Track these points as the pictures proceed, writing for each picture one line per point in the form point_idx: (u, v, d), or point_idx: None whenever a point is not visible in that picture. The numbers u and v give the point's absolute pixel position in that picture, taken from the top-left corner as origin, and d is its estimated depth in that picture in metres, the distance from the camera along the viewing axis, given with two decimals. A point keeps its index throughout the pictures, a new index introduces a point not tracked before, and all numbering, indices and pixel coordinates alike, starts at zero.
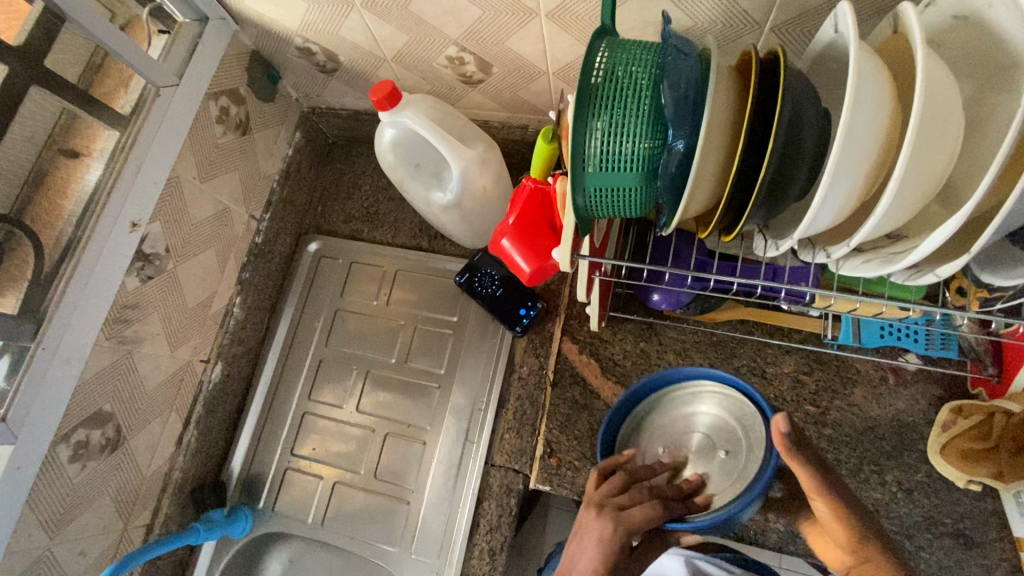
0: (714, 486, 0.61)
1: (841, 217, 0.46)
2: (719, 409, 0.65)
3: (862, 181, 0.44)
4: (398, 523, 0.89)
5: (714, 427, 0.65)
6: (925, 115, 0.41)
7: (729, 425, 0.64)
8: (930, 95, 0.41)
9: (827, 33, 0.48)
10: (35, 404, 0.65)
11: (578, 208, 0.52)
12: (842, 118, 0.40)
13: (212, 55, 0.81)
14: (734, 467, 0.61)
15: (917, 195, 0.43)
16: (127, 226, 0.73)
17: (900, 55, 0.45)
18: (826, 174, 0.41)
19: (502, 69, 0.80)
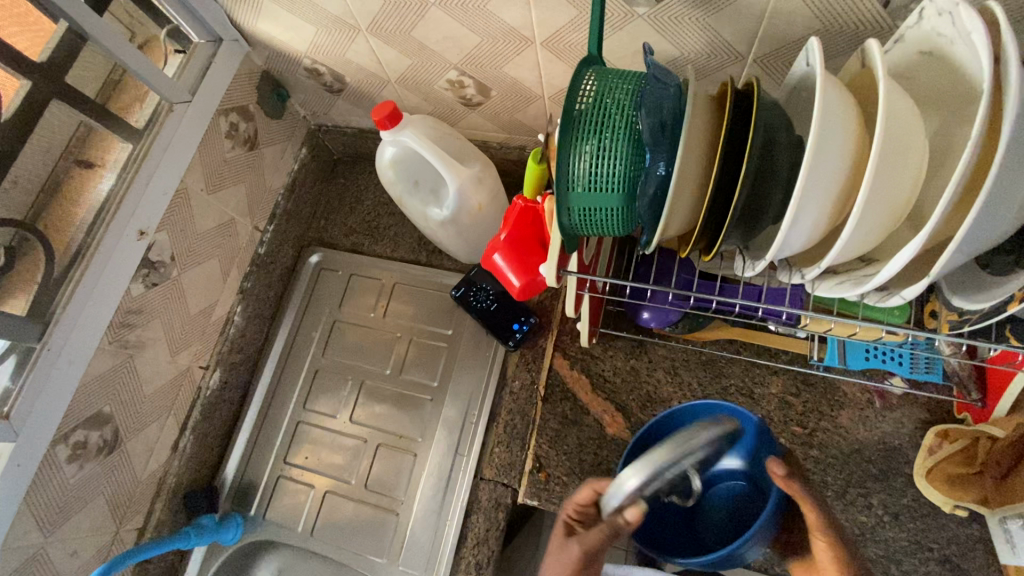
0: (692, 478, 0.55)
1: (812, 240, 0.48)
2: None
3: (830, 207, 0.46)
4: (387, 535, 0.89)
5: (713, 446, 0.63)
6: (888, 145, 0.43)
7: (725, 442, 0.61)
8: (893, 126, 0.43)
9: (800, 66, 0.50)
10: (37, 404, 0.68)
11: (563, 226, 0.54)
12: (808, 146, 0.42)
13: (224, 74, 0.85)
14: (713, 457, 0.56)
15: (883, 221, 0.45)
16: (135, 233, 0.75)
17: (869, 88, 0.48)
18: (794, 199, 0.43)
19: (500, 92, 0.84)
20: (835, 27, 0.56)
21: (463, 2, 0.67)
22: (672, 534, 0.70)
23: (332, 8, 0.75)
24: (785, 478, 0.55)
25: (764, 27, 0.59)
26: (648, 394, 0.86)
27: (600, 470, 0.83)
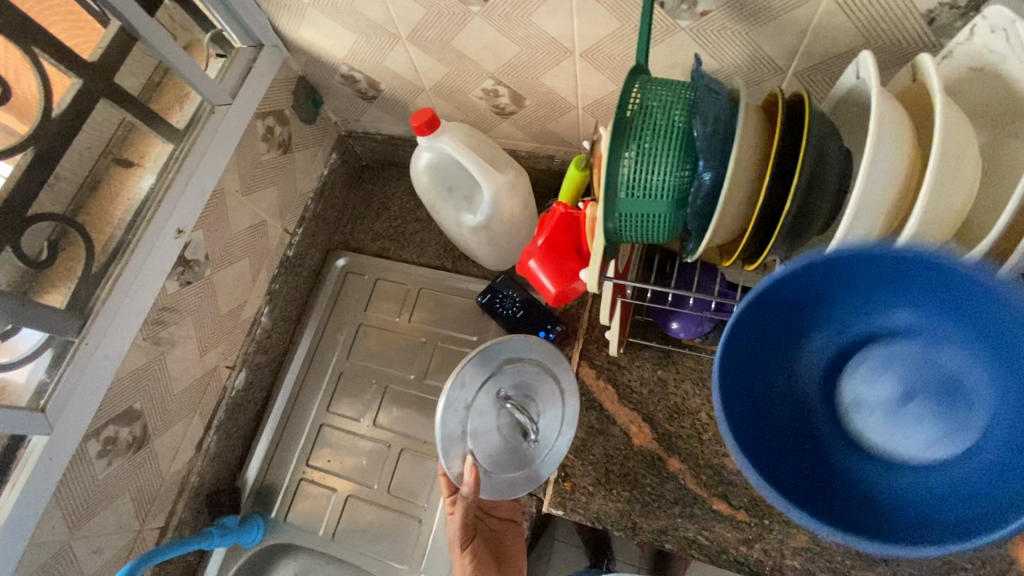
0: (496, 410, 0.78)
1: None
2: (532, 367, 0.80)
3: (884, 217, 0.46)
4: (410, 541, 0.89)
5: (530, 379, 0.80)
6: (945, 157, 0.44)
7: (528, 370, 0.79)
8: (949, 138, 0.44)
9: (848, 79, 0.51)
10: (73, 397, 0.68)
11: (609, 231, 0.55)
12: (866, 155, 0.43)
13: (264, 79, 0.86)
14: (497, 384, 0.77)
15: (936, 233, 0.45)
16: (173, 232, 0.76)
17: (922, 103, 0.48)
18: (850, 208, 0.44)
19: (534, 102, 0.85)
20: (879, 43, 0.57)
21: (507, 13, 0.69)
22: (814, 465, 0.50)
23: (375, 17, 0.76)
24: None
25: (807, 42, 0.60)
26: (675, 406, 0.86)
27: (626, 480, 0.83)
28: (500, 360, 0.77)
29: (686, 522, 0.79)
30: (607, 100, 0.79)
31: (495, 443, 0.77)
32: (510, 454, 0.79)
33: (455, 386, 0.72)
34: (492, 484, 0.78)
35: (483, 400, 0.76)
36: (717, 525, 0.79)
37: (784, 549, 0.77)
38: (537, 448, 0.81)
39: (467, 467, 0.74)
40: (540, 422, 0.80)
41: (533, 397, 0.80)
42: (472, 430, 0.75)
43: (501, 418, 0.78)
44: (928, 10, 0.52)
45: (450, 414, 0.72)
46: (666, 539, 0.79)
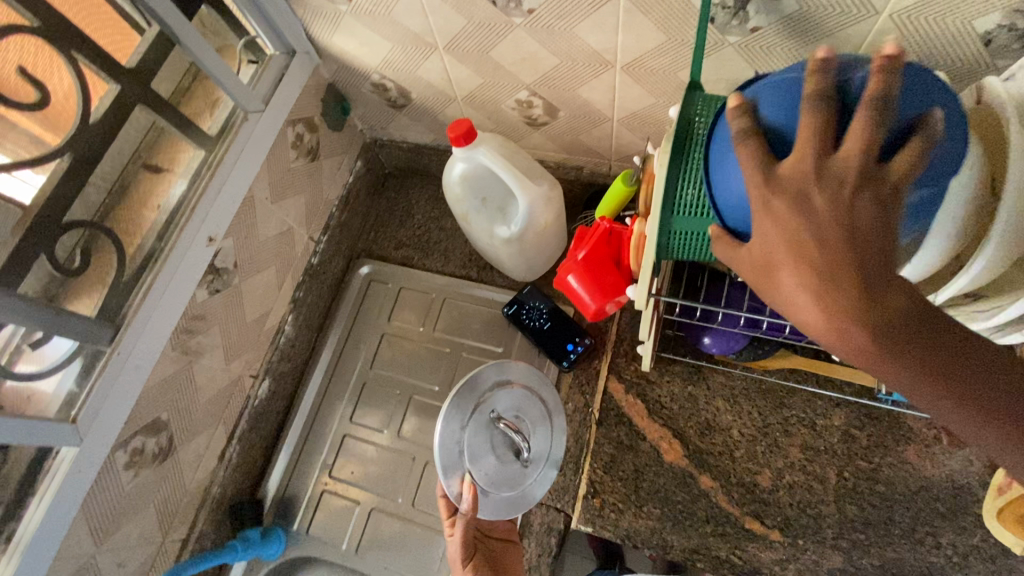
0: (490, 431, 0.76)
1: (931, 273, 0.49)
2: (524, 387, 0.79)
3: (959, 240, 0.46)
4: (435, 556, 0.87)
5: (525, 399, 0.79)
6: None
7: (520, 389, 0.79)
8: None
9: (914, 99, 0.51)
10: (104, 408, 0.67)
11: (663, 249, 0.54)
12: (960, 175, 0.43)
13: (295, 86, 0.86)
14: (489, 404, 0.76)
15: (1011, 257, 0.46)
16: (205, 240, 0.75)
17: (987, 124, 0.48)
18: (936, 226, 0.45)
19: (568, 113, 0.84)
20: (931, 62, 0.57)
21: (551, 25, 0.68)
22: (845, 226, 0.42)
23: (413, 26, 0.76)
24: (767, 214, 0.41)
25: None
26: (706, 422, 0.85)
27: (656, 498, 0.81)
28: (491, 379, 0.77)
29: (718, 541, 0.78)
30: (645, 113, 0.78)
31: (490, 463, 0.76)
32: (505, 477, 0.77)
33: (451, 406, 0.73)
34: (490, 506, 0.75)
35: (476, 421, 0.75)
36: (749, 544, 0.78)
37: (817, 569, 0.76)
38: (532, 470, 0.79)
39: (466, 486, 0.72)
40: (533, 444, 0.79)
41: (526, 418, 0.79)
42: (468, 451, 0.74)
43: (495, 441, 0.76)
44: (986, 31, 0.52)
45: (445, 434, 0.72)
46: (697, 558, 0.78)
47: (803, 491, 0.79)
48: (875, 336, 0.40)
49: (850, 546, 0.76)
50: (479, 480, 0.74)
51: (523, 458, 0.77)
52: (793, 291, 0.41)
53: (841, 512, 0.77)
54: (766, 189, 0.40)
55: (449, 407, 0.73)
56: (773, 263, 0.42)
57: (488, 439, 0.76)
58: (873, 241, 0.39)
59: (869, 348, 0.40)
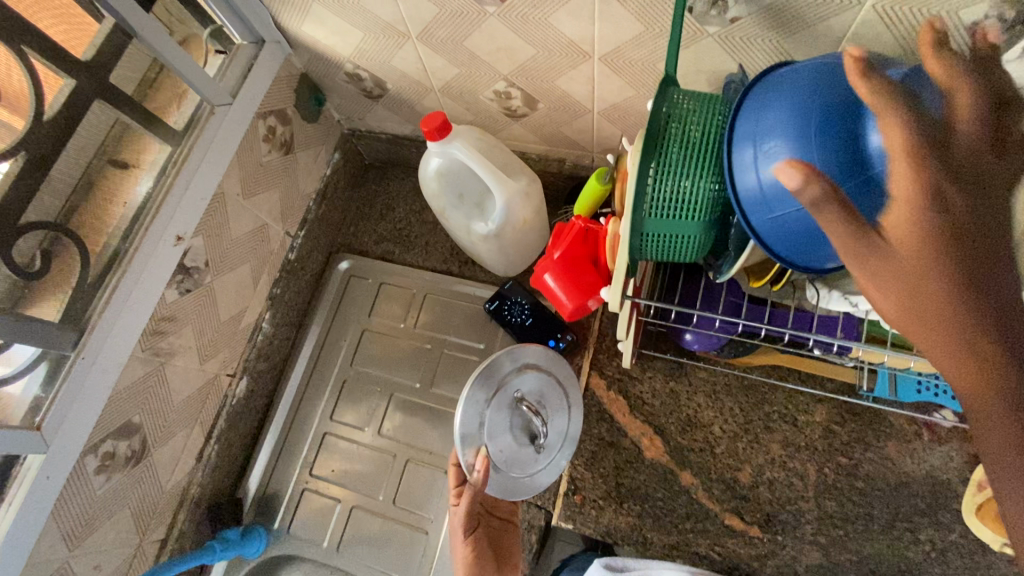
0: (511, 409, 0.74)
1: None
2: (548, 374, 0.78)
3: None
4: (416, 553, 0.87)
5: (547, 386, 0.78)
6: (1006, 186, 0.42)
7: (544, 375, 0.77)
8: None
9: None
10: (69, 414, 0.65)
11: (635, 250, 0.53)
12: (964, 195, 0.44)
13: (265, 77, 0.83)
14: (514, 383, 0.74)
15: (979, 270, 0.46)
16: (172, 239, 0.73)
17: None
18: None
19: (548, 104, 0.82)
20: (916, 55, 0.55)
21: (524, 14, 0.65)
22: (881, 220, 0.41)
23: (384, 15, 0.73)
24: (933, 196, 0.35)
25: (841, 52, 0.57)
26: (688, 418, 0.84)
27: (637, 494, 0.81)
28: (519, 360, 0.75)
29: (698, 538, 0.78)
30: (625, 106, 0.76)
31: (507, 442, 0.74)
32: (516, 457, 0.74)
33: (479, 379, 0.71)
34: (496, 484, 0.73)
35: (499, 398, 0.73)
36: (729, 540, 0.78)
37: (796, 565, 0.76)
38: (542, 456, 0.77)
39: (480, 458, 0.69)
40: (549, 428, 0.77)
41: (547, 404, 0.78)
42: (487, 424, 0.72)
43: (514, 420, 0.75)
44: (972, 22, 0.49)
45: (469, 402, 0.70)
46: (677, 554, 0.79)
47: (784, 487, 0.79)
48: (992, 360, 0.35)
49: (828, 543, 0.76)
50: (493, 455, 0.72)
51: (537, 442, 0.76)
52: (929, 300, 0.36)
53: (820, 508, 0.77)
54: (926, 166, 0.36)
55: (476, 378, 0.71)
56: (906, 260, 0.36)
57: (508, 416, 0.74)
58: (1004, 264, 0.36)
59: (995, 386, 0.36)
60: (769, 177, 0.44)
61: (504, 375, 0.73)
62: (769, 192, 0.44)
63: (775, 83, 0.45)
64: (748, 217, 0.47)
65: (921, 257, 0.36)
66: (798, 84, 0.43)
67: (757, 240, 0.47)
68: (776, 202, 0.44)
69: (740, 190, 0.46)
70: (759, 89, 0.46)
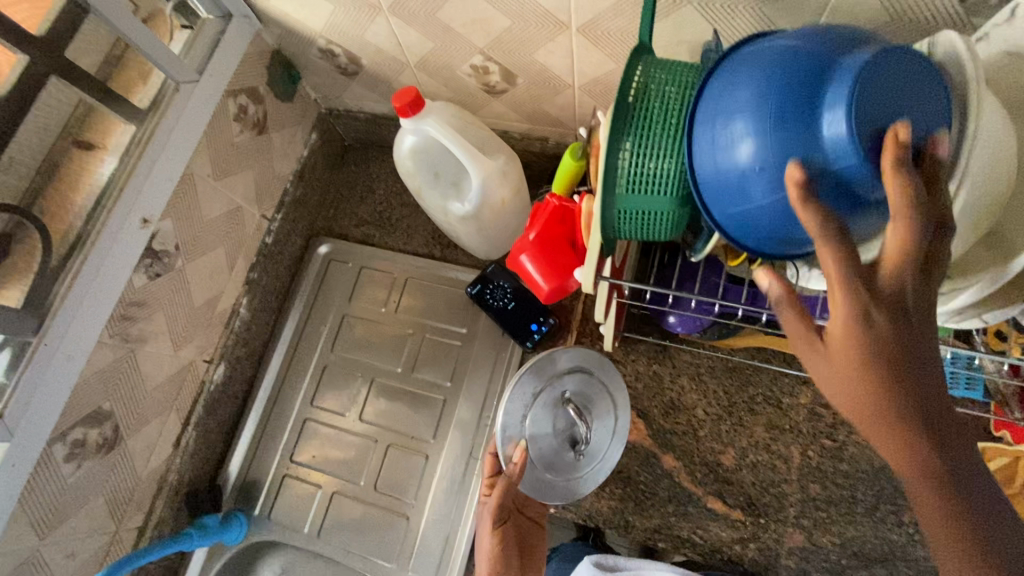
0: (556, 409, 0.74)
1: None
2: (597, 377, 0.76)
3: None
4: (397, 538, 0.87)
5: (595, 389, 0.76)
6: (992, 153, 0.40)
7: (592, 378, 0.76)
8: (995, 132, 0.40)
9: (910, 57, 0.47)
10: (33, 402, 0.63)
11: (606, 227, 0.51)
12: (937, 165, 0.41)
13: (233, 54, 0.80)
14: (561, 383, 0.74)
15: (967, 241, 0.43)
16: (138, 222, 0.71)
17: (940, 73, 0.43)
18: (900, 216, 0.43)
19: (526, 80, 0.79)
20: (903, 21, 0.52)
21: None
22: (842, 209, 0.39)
23: None
24: (866, 322, 0.35)
25: (826, 19, 0.54)
26: (671, 401, 0.83)
27: (619, 478, 0.80)
28: (569, 360, 0.74)
29: (680, 521, 0.78)
30: (606, 79, 0.73)
31: (547, 442, 0.73)
32: (554, 457, 0.74)
33: (527, 372, 0.72)
34: (531, 481, 0.73)
35: (545, 395, 0.74)
36: (711, 523, 0.77)
37: (776, 547, 0.75)
38: (584, 462, 0.74)
39: (518, 449, 0.71)
40: (593, 436, 0.75)
41: (593, 408, 0.75)
42: (531, 419, 0.73)
43: (558, 419, 0.74)
44: None
45: (514, 395, 0.71)
46: (658, 538, 0.78)
47: (767, 470, 0.78)
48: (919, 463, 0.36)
49: (811, 525, 0.75)
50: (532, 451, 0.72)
51: (578, 448, 0.74)
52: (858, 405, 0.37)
53: (803, 491, 0.77)
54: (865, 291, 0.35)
55: (524, 372, 0.72)
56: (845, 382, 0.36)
57: (552, 415, 0.74)
58: (934, 356, 0.36)
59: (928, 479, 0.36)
60: (730, 168, 0.41)
61: (551, 373, 0.73)
62: (729, 191, 0.42)
63: (740, 61, 0.42)
64: (711, 211, 0.45)
65: (850, 375, 0.36)
66: (761, 65, 0.40)
67: (721, 233, 0.46)
68: (735, 202, 0.43)
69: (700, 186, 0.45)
70: (725, 67, 0.43)
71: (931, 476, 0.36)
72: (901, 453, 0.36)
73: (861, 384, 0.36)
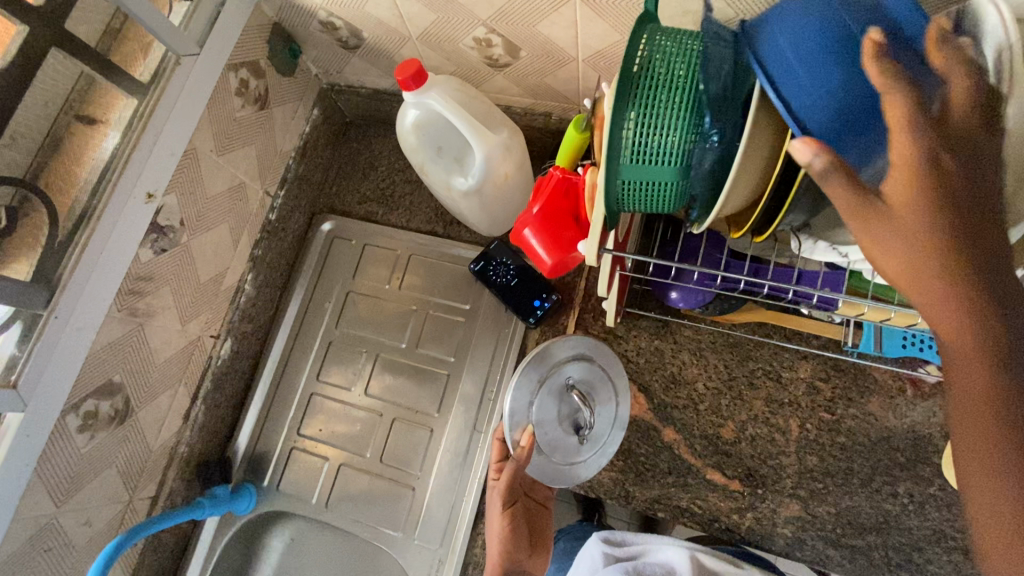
0: (562, 395, 0.73)
1: None
2: (602, 364, 0.75)
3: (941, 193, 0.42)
4: (402, 508, 0.89)
5: (599, 375, 0.75)
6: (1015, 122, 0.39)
7: (596, 365, 0.74)
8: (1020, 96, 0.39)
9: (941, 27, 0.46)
10: (45, 375, 0.64)
11: (611, 200, 0.51)
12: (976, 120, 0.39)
13: (233, 26, 0.78)
14: (567, 370, 0.73)
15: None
16: (143, 196, 0.71)
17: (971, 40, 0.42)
18: None
19: (530, 52, 0.78)
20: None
21: None
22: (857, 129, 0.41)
23: None
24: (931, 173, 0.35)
25: None
26: (672, 375, 0.84)
27: (620, 450, 0.82)
28: (575, 347, 0.73)
29: (679, 492, 0.79)
30: (611, 52, 0.72)
31: (553, 427, 0.72)
32: (559, 441, 0.73)
33: (532, 360, 0.70)
34: (538, 465, 0.73)
35: (551, 382, 0.72)
36: (710, 493, 0.79)
37: (773, 516, 0.77)
38: (589, 446, 0.74)
39: (525, 434, 0.71)
40: (598, 421, 0.74)
41: (598, 395, 0.74)
42: (537, 405, 0.71)
43: (564, 405, 0.73)
44: None
45: (520, 382, 0.70)
46: (658, 508, 0.80)
47: (765, 442, 0.80)
48: (976, 333, 0.34)
49: (807, 495, 0.77)
50: (538, 437, 0.71)
51: (584, 434, 0.73)
52: (914, 265, 0.36)
53: (801, 462, 0.78)
54: (933, 139, 0.35)
55: (529, 360, 0.71)
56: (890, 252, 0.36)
57: (557, 401, 0.73)
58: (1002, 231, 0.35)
59: (984, 352, 0.34)
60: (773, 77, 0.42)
61: (557, 360, 0.72)
62: (797, 50, 0.41)
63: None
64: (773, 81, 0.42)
65: (910, 231, 0.35)
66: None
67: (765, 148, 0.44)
68: (801, 66, 0.40)
69: (764, 53, 0.43)
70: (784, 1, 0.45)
71: (985, 351, 0.34)
72: (958, 332, 0.35)
73: (922, 247, 0.35)
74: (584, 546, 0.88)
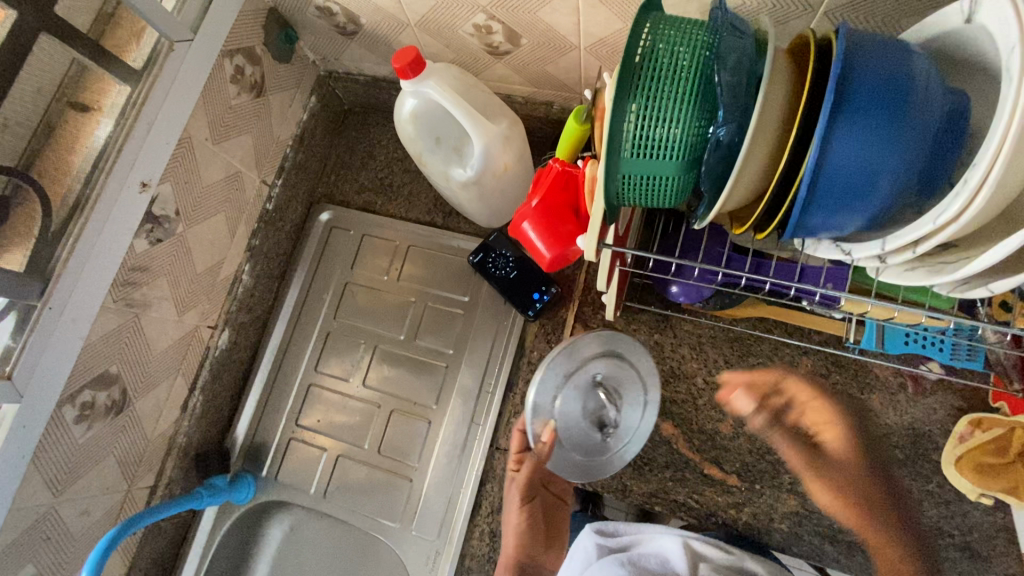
0: (590, 391, 0.72)
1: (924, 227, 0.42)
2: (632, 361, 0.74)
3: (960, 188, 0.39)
4: (400, 500, 0.89)
5: (630, 372, 0.74)
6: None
7: (626, 362, 0.73)
8: None
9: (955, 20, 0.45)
10: (39, 366, 0.64)
11: (610, 194, 0.50)
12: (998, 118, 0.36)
13: (227, 11, 0.77)
14: (599, 365, 0.72)
15: (990, 213, 0.40)
16: (138, 185, 0.70)
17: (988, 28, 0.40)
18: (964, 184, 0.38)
19: (531, 40, 0.76)
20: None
21: None
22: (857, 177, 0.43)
23: None
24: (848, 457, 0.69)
25: None
26: (672, 369, 0.84)
27: None
28: (608, 343, 0.72)
29: (676, 486, 0.79)
30: (613, 39, 0.71)
31: (578, 422, 0.72)
32: (582, 437, 0.72)
33: (561, 353, 0.69)
34: (557, 458, 0.73)
35: (577, 377, 0.71)
36: (706, 488, 0.79)
37: (770, 511, 0.77)
38: (613, 441, 0.74)
39: (547, 429, 0.70)
40: (622, 417, 0.74)
41: (627, 392, 0.73)
42: (562, 400, 0.70)
43: (591, 401, 0.72)
44: None
45: (548, 376, 0.68)
46: (655, 502, 0.80)
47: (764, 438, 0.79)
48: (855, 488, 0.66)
49: (805, 491, 0.76)
50: (562, 432, 0.71)
51: (607, 430, 0.73)
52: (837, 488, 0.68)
53: None
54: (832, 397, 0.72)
55: (559, 351, 0.70)
56: (837, 479, 0.68)
57: (585, 396, 0.72)
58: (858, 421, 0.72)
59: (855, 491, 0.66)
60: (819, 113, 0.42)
61: (587, 355, 0.71)
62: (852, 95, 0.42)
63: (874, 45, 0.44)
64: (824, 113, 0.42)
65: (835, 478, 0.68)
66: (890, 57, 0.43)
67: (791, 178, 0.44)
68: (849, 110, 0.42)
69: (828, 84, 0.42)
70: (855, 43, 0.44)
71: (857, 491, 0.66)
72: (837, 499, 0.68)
73: (844, 479, 0.67)
74: (580, 538, 0.88)
